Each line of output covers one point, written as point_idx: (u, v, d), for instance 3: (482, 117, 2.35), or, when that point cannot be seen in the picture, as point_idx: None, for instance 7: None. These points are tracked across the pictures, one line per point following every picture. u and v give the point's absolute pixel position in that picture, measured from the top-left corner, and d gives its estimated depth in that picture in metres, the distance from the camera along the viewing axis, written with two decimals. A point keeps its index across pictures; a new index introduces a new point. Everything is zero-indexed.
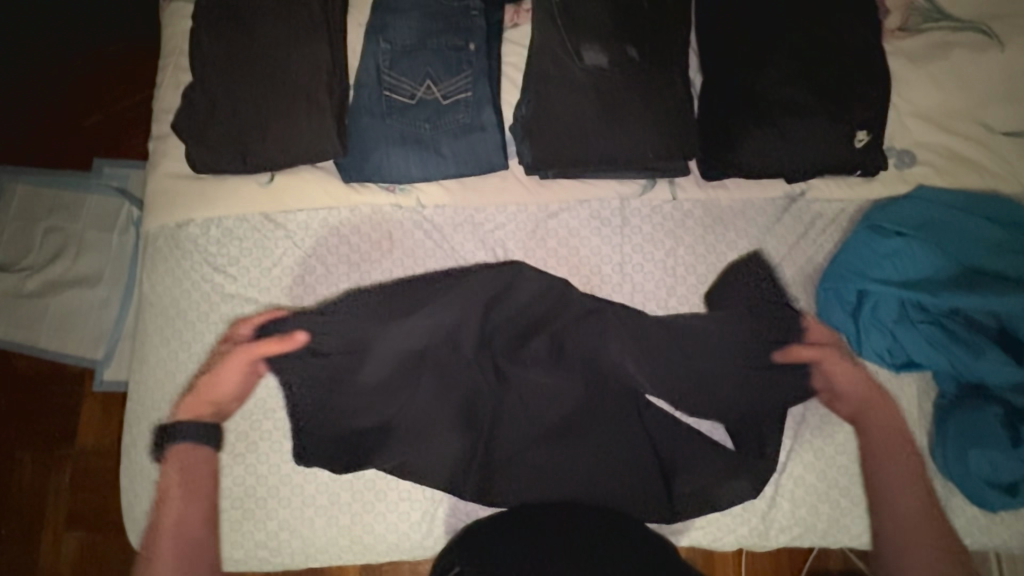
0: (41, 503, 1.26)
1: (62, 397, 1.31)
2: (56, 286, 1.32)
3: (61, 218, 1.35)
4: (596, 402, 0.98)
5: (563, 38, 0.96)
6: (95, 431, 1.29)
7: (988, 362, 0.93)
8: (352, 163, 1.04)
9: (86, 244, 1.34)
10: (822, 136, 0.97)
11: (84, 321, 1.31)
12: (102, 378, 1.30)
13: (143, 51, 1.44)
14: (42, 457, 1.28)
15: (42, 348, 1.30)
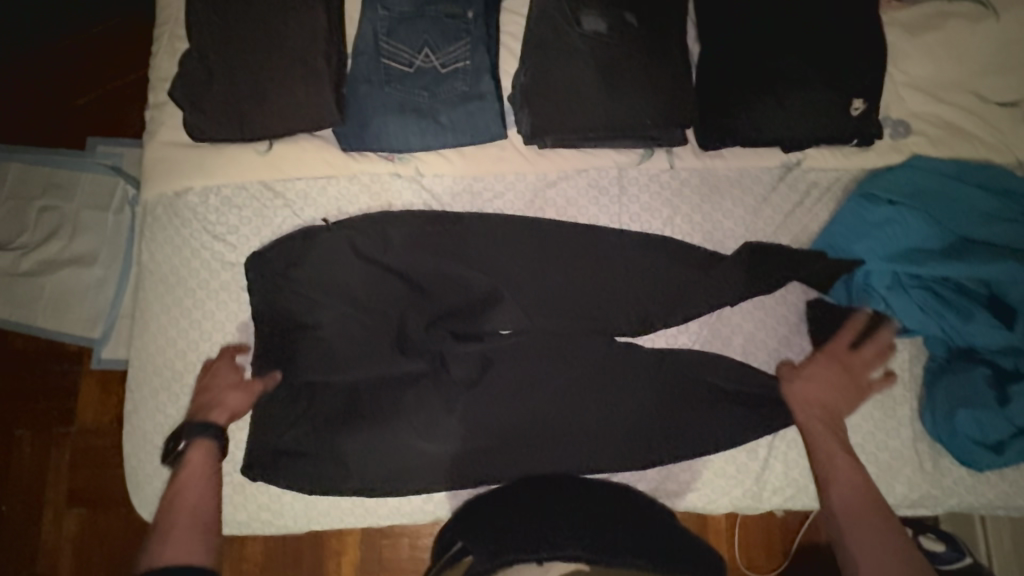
0: (41, 481, 1.27)
1: (60, 374, 1.31)
2: (53, 265, 1.31)
3: (55, 196, 1.34)
4: (594, 370, 0.99)
5: (561, 4, 0.95)
6: (95, 409, 1.30)
7: (977, 325, 0.94)
8: (350, 131, 1.04)
9: (82, 224, 1.33)
10: (819, 105, 0.98)
11: (82, 302, 1.31)
12: (101, 356, 1.30)
13: (135, 26, 1.43)
14: (42, 432, 1.29)
15: (39, 327, 1.30)
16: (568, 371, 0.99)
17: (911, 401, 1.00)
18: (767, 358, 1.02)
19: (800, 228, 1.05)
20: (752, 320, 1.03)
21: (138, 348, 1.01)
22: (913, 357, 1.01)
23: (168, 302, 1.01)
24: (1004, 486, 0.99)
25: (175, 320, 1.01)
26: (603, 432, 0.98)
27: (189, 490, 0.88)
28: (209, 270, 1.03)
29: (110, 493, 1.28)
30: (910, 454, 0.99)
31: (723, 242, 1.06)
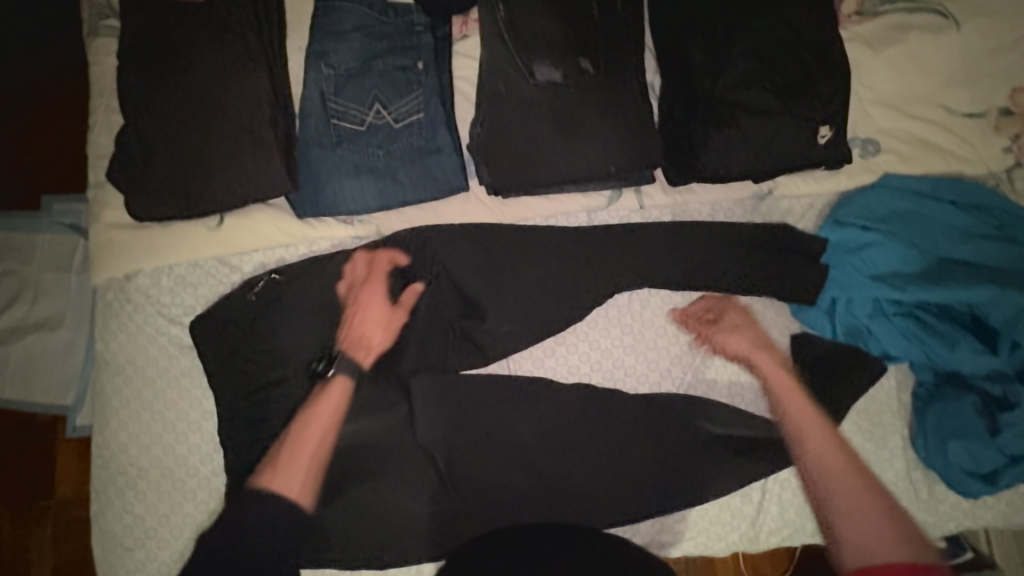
0: (23, 561, 1.21)
1: (36, 446, 1.25)
2: (14, 333, 1.22)
3: (11, 261, 1.25)
4: (577, 427, 0.97)
5: (510, 52, 0.89)
6: (74, 480, 1.24)
7: (962, 352, 0.93)
8: (305, 197, 0.99)
9: (43, 288, 1.24)
10: (785, 135, 0.95)
11: (50, 368, 1.23)
12: (75, 424, 1.23)
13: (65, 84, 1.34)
14: (20, 511, 1.22)
15: (7, 400, 1.22)
16: (553, 426, 0.97)
17: (903, 430, 0.98)
18: (754, 399, 0.99)
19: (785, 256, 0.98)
20: (737, 360, 1.00)
21: (100, 444, 0.96)
22: (901, 382, 0.99)
23: (125, 394, 0.96)
24: (1000, 506, 0.98)
25: (137, 413, 0.96)
26: (597, 488, 0.96)
27: (313, 422, 0.89)
28: (168, 356, 0.98)
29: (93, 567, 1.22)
30: (905, 485, 0.97)
31: (703, 298, 1.00)
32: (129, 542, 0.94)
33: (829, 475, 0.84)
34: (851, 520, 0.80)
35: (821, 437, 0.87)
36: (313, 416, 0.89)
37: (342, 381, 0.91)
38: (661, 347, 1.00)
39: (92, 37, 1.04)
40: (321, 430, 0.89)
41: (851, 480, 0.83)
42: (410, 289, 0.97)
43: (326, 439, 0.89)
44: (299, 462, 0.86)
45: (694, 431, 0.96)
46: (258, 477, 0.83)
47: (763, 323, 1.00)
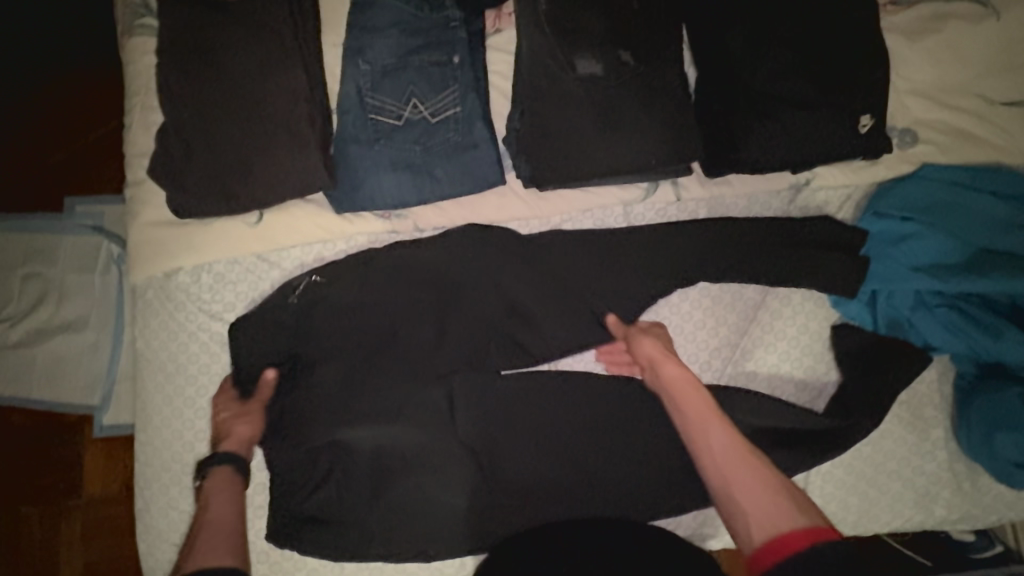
0: (54, 559, 1.22)
1: (62, 445, 1.26)
2: (42, 334, 1.24)
3: (38, 263, 1.26)
4: (616, 421, 0.98)
5: (551, 46, 0.89)
6: (102, 480, 1.25)
7: (1008, 343, 0.91)
8: (344, 194, 1.00)
9: (68, 288, 1.25)
10: (825, 126, 0.95)
11: (75, 369, 1.24)
12: (102, 424, 1.23)
13: (85, 81, 1.32)
14: (49, 510, 1.24)
15: (34, 400, 1.23)
16: (594, 418, 0.98)
17: (945, 421, 0.98)
18: (794, 391, 0.99)
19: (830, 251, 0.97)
20: (776, 352, 0.99)
21: (144, 440, 0.97)
22: (943, 374, 0.99)
23: (170, 392, 0.98)
24: None
25: (181, 410, 0.98)
26: (637, 479, 0.97)
27: (207, 510, 0.83)
28: (209, 353, 0.98)
29: (126, 563, 1.24)
30: (947, 475, 0.97)
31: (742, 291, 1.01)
32: (176, 536, 0.96)
33: (724, 467, 0.79)
34: (727, 482, 0.78)
35: (708, 417, 0.83)
36: (206, 508, 0.83)
37: (223, 466, 0.87)
38: (700, 341, 0.99)
39: (128, 36, 1.04)
40: (223, 509, 0.82)
41: (738, 456, 0.79)
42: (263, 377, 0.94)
43: (227, 516, 0.82)
44: (210, 540, 0.77)
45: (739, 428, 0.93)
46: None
47: (801, 315, 1.00)
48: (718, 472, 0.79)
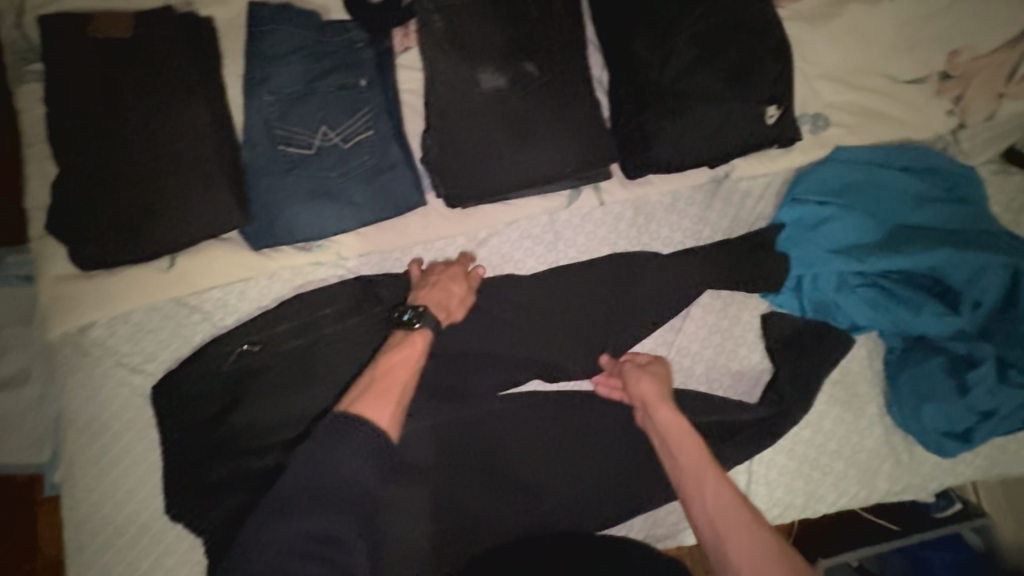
0: None
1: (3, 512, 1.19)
2: None
3: None
4: (561, 433, 0.97)
5: (451, 61, 0.86)
6: (55, 541, 1.19)
7: (926, 316, 0.94)
8: (260, 229, 0.97)
9: (6, 339, 1.12)
10: (734, 119, 0.96)
11: (20, 424, 1.11)
12: (51, 481, 1.11)
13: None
14: None
15: None
16: (537, 430, 0.97)
17: (878, 397, 0.99)
18: (732, 383, 1.00)
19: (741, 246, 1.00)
20: (711, 346, 1.00)
21: (71, 506, 0.92)
22: (872, 351, 1.00)
23: (94, 452, 0.93)
24: (977, 461, 1.01)
25: (107, 470, 0.93)
26: (588, 488, 0.96)
27: (400, 365, 0.79)
28: (133, 407, 0.94)
29: None
30: (886, 450, 0.99)
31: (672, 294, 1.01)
32: None
33: (717, 517, 0.71)
34: (719, 540, 0.70)
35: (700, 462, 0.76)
36: (400, 360, 0.80)
37: (426, 334, 0.84)
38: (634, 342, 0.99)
39: (18, 85, 0.99)
40: (403, 365, 0.79)
41: (733, 507, 0.71)
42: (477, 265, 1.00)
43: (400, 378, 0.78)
44: (392, 397, 0.74)
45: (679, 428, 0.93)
46: (343, 407, 0.72)
47: (733, 307, 1.01)
48: (710, 528, 0.71)
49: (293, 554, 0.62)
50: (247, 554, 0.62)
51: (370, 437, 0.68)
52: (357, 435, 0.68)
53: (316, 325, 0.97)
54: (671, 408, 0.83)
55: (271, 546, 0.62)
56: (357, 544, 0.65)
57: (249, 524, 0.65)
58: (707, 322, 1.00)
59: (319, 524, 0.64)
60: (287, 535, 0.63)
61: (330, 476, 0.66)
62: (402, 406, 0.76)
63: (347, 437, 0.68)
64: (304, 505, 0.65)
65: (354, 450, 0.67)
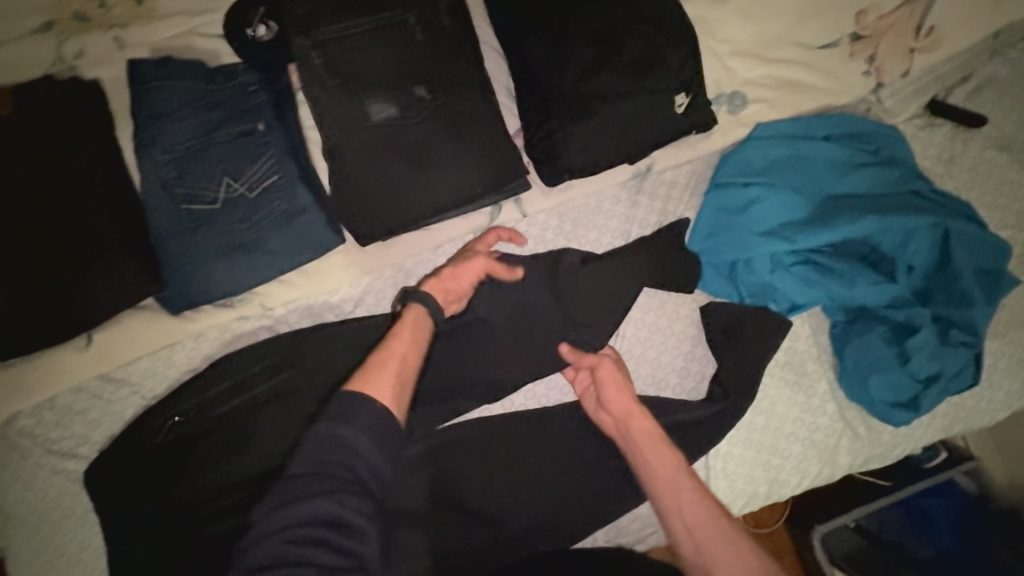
0: None
1: None
2: None
3: None
4: (515, 457, 0.94)
5: (338, 97, 0.83)
6: None
7: (862, 287, 0.92)
8: (176, 292, 0.94)
9: None
10: (645, 113, 0.93)
11: None
12: None
13: None
14: None
15: None
16: (490, 455, 0.94)
17: (827, 373, 0.97)
18: (679, 381, 0.98)
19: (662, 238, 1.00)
20: (654, 346, 0.98)
21: None
22: (816, 327, 0.98)
23: (36, 546, 0.91)
24: (935, 423, 1.00)
25: (53, 560, 0.91)
26: (548, 509, 0.92)
27: (398, 341, 0.79)
28: (70, 493, 0.92)
29: None
30: (842, 426, 0.97)
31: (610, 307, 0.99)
32: None
33: (696, 535, 0.71)
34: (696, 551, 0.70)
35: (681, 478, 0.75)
36: (399, 338, 0.79)
37: (422, 311, 0.83)
38: None
39: None
40: (403, 343, 0.79)
41: (713, 524, 0.70)
42: (511, 269, 0.94)
43: (408, 355, 0.78)
44: (392, 371, 0.73)
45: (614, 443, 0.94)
46: (348, 385, 0.71)
47: (670, 303, 0.99)
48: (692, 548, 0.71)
49: (294, 539, 0.60)
50: (257, 540, 0.61)
51: (375, 411, 0.67)
52: (365, 407, 0.67)
53: (247, 383, 0.95)
54: (647, 419, 0.82)
55: (282, 529, 0.61)
56: (369, 526, 0.63)
57: (260, 509, 0.63)
58: (645, 323, 0.98)
59: (327, 505, 0.62)
60: (299, 517, 0.61)
61: (338, 455, 0.64)
62: (406, 385, 0.74)
63: (353, 409, 0.66)
64: (316, 484, 0.63)
65: (360, 424, 0.65)
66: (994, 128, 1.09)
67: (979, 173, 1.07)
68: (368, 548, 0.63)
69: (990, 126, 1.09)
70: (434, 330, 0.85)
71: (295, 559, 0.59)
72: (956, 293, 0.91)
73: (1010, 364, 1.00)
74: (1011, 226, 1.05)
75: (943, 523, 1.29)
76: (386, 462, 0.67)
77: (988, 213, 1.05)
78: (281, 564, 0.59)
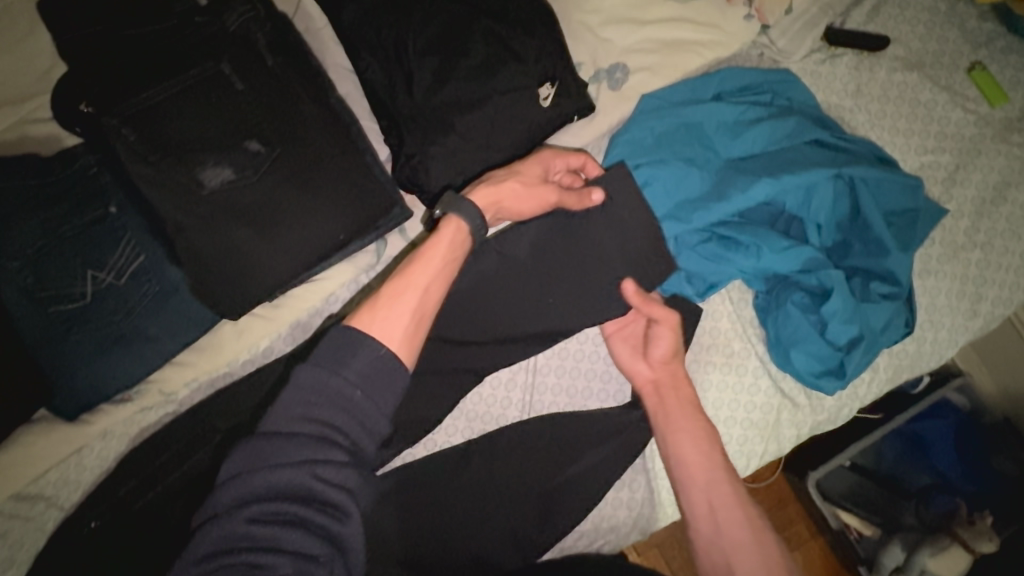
0: None
1: None
2: None
3: None
4: (446, 498, 0.87)
5: (165, 172, 0.77)
6: None
7: (771, 254, 0.86)
8: (65, 398, 0.89)
9: None
10: (506, 114, 0.85)
11: None
12: None
13: None
14: None
15: None
16: (421, 501, 0.86)
17: (756, 349, 0.92)
18: (602, 386, 0.94)
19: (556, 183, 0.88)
20: (571, 354, 0.94)
21: None
22: (738, 301, 0.93)
23: None
24: (878, 376, 0.95)
25: None
26: (489, 547, 0.86)
27: (419, 268, 0.70)
28: None
29: None
30: (780, 399, 0.93)
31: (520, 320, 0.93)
32: None
33: (719, 514, 0.74)
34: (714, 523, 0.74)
35: (718, 458, 0.78)
36: (424, 263, 0.71)
37: (458, 229, 0.74)
38: (492, 378, 0.92)
39: None
40: (426, 273, 0.70)
41: (738, 506, 0.74)
42: (586, 193, 0.85)
43: (432, 288, 0.70)
44: (408, 309, 0.67)
45: (546, 461, 0.90)
46: (354, 319, 0.64)
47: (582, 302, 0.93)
48: (710, 521, 0.74)
49: (257, 516, 0.53)
50: (217, 519, 0.54)
51: (375, 355, 0.61)
52: (365, 353, 0.60)
53: (158, 478, 0.89)
54: (690, 388, 0.82)
55: (247, 504, 0.54)
56: (349, 501, 0.56)
57: (223, 475, 0.56)
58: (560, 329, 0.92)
59: (298, 476, 0.55)
60: (267, 488, 0.54)
61: (320, 410, 0.58)
62: (422, 324, 0.68)
63: (352, 353, 0.60)
64: (293, 447, 0.56)
65: (359, 366, 0.60)
66: (898, 47, 1.01)
67: (890, 100, 0.98)
68: (346, 529, 0.55)
69: (893, 45, 1.01)
70: (468, 250, 0.77)
71: (259, 540, 0.52)
72: (871, 242, 0.87)
73: (948, 299, 0.95)
74: (931, 150, 0.97)
75: (943, 444, 1.21)
76: (378, 418, 0.60)
77: (906, 140, 0.98)
78: (241, 546, 0.52)
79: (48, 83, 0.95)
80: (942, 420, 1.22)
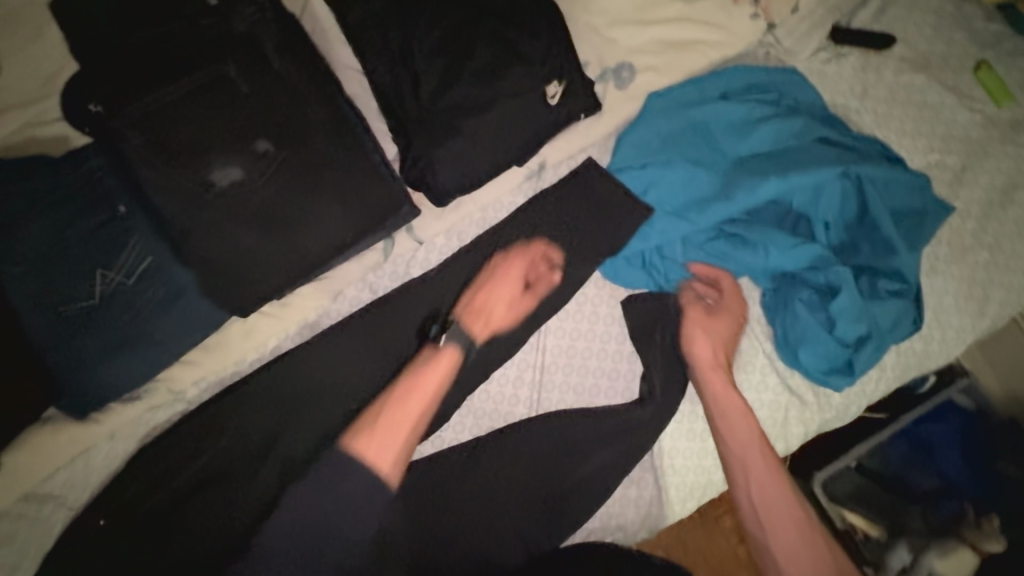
0: None
1: None
2: None
3: None
4: (453, 497, 0.87)
5: (177, 173, 0.78)
6: None
7: (777, 253, 0.87)
8: (74, 399, 0.88)
9: None
10: (514, 114, 0.86)
11: None
12: None
13: None
14: None
15: None
16: (428, 500, 0.87)
17: (763, 346, 0.92)
18: (610, 383, 0.92)
19: (567, 183, 0.94)
20: (579, 352, 0.92)
21: None
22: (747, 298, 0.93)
23: None
24: (886, 373, 0.95)
25: None
26: (496, 546, 0.86)
27: (413, 397, 0.79)
28: None
29: None
30: (788, 397, 0.92)
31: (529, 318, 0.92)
32: None
33: (764, 504, 0.82)
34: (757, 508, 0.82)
35: (765, 454, 0.84)
36: (427, 376, 0.81)
37: (455, 351, 0.82)
38: (500, 375, 0.92)
39: None
40: (421, 400, 0.79)
41: (785, 496, 0.82)
42: (549, 275, 0.89)
43: (422, 415, 0.80)
44: (400, 433, 0.78)
45: (554, 459, 0.90)
46: (348, 437, 0.76)
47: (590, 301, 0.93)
48: (756, 513, 0.82)
49: None
50: None
51: (368, 479, 0.74)
52: (360, 476, 0.73)
53: (172, 476, 0.91)
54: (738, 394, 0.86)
55: None
56: None
57: None
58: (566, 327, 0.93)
59: None
60: None
61: None
62: (408, 445, 0.78)
63: (351, 468, 0.74)
64: None
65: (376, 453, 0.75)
66: (904, 47, 1.01)
67: (897, 100, 0.99)
68: None
69: (900, 45, 1.01)
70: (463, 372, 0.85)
71: None
72: (879, 240, 0.87)
73: (955, 299, 0.95)
74: (937, 150, 0.98)
75: (948, 448, 1.21)
76: None
77: (912, 140, 0.98)
78: None
79: (56, 84, 0.95)
80: (947, 424, 1.22)
